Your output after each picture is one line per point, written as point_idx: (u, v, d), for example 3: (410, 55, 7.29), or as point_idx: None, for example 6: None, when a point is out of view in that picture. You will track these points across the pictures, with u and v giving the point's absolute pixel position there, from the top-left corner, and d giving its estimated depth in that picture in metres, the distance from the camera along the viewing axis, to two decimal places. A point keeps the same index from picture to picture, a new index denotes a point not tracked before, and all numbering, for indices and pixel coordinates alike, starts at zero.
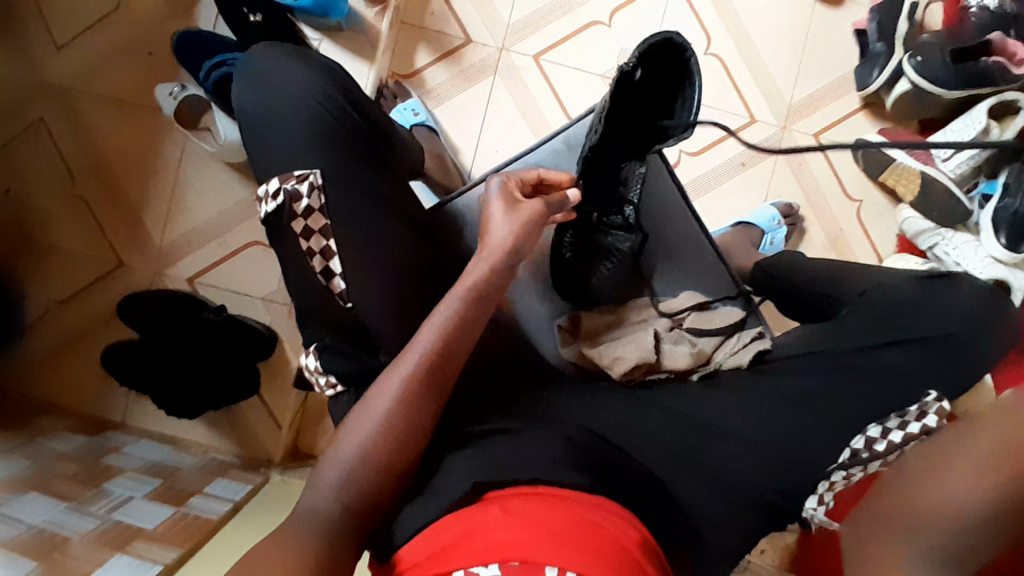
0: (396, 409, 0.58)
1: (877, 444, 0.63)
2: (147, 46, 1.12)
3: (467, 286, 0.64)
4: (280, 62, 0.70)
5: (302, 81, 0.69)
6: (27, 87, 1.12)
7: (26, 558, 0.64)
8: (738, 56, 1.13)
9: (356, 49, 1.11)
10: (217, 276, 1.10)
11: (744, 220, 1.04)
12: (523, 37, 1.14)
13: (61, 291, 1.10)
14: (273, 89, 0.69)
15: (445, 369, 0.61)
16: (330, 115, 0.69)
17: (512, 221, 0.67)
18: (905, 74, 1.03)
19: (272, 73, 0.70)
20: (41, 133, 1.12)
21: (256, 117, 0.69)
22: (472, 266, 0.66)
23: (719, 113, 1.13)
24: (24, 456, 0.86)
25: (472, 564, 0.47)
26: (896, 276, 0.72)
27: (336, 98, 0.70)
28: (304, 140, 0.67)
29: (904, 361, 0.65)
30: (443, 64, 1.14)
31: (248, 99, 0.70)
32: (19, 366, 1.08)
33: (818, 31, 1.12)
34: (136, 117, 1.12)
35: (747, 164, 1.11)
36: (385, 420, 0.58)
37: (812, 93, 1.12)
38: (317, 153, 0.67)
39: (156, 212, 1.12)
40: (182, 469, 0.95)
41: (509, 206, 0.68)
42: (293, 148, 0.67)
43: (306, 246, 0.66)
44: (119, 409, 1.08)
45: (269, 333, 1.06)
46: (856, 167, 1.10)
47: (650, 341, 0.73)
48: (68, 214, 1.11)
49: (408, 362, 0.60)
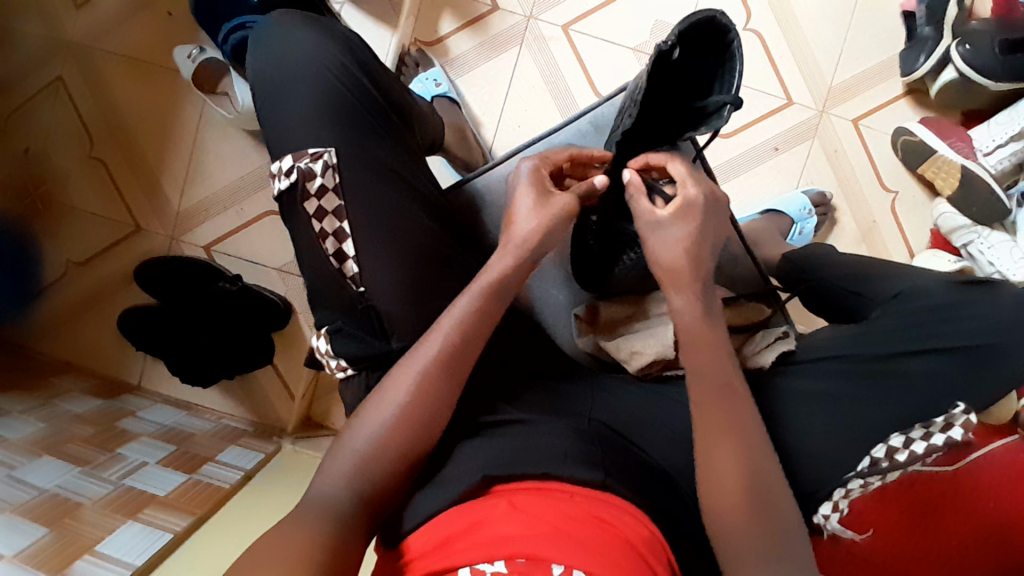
0: (410, 402, 0.57)
1: (899, 454, 0.62)
2: (167, 6, 1.09)
3: (488, 280, 0.62)
4: (297, 34, 0.68)
5: (320, 56, 0.67)
6: (46, 45, 1.11)
7: (36, 524, 0.66)
8: (778, 36, 1.08)
9: (379, 15, 1.09)
10: (233, 243, 1.09)
11: (775, 208, 1.00)
12: (553, 7, 1.09)
13: (79, 253, 1.10)
14: (291, 61, 0.67)
15: (454, 367, 0.59)
16: (348, 93, 0.67)
17: (539, 215, 0.65)
18: (952, 62, 0.98)
19: (289, 45, 0.67)
20: (59, 92, 1.11)
21: (272, 89, 0.67)
22: (489, 264, 0.63)
23: (753, 96, 1.08)
24: (39, 418, 0.88)
25: (477, 560, 0.46)
26: (931, 277, 0.68)
27: (355, 75, 0.68)
28: (323, 119, 0.65)
29: (934, 371, 0.63)
30: (467, 32, 1.10)
31: (265, 71, 0.68)
32: (36, 325, 1.09)
33: (865, 11, 1.07)
34: (154, 77, 1.10)
35: (781, 148, 1.07)
36: (396, 412, 0.57)
37: (853, 78, 1.07)
38: (334, 130, 0.65)
39: (174, 175, 1.10)
40: (195, 434, 0.96)
41: (539, 197, 0.66)
42: (308, 124, 0.65)
43: (319, 228, 0.65)
44: (135, 373, 1.08)
45: (284, 304, 1.05)
46: (895, 157, 1.06)
47: (669, 335, 0.71)
48: (85, 176, 1.11)
49: (424, 354, 0.59)
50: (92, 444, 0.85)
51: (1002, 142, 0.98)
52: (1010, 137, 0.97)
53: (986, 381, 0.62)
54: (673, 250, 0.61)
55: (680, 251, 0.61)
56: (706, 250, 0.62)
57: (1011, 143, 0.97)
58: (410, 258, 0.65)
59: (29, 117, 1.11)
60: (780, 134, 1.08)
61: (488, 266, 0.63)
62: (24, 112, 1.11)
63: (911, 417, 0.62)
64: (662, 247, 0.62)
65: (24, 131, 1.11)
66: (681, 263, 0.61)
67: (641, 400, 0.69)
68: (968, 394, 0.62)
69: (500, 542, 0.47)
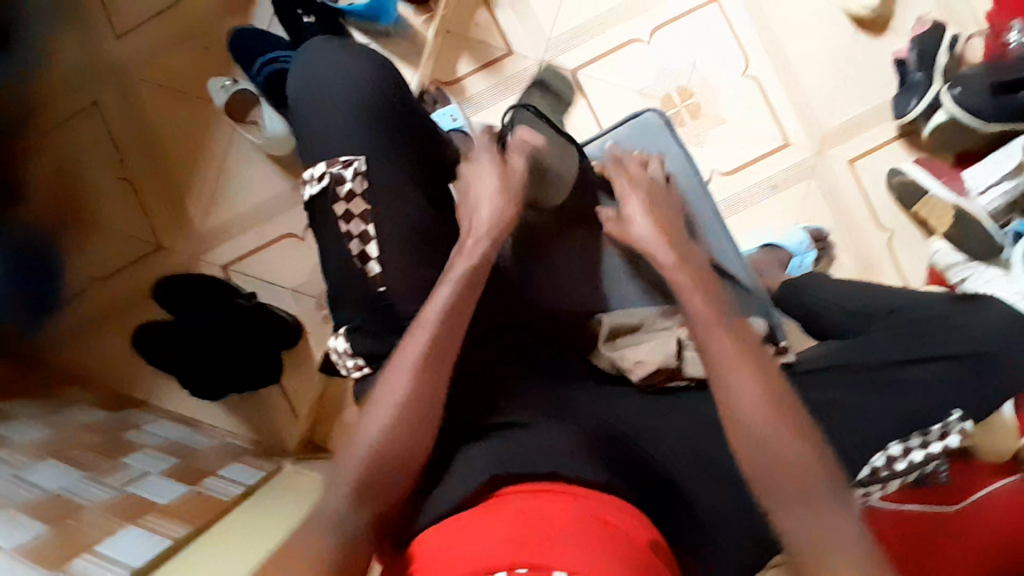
0: (416, 353, 0.60)
1: (897, 462, 0.63)
2: (204, 41, 1.17)
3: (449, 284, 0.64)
4: (335, 69, 0.72)
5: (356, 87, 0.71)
6: (83, 71, 1.17)
7: (38, 521, 0.67)
8: (775, 80, 1.14)
9: (402, 54, 1.16)
10: (252, 264, 1.13)
11: (775, 242, 1.04)
12: (563, 51, 1.16)
13: (101, 270, 1.14)
14: (333, 98, 0.71)
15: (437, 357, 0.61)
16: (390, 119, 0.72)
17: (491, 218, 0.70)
18: (943, 105, 1.04)
19: (328, 81, 0.72)
20: (93, 116, 1.17)
21: (321, 124, 0.72)
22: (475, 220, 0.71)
23: (751, 134, 1.13)
24: (48, 424, 0.89)
25: (477, 573, 0.46)
26: (927, 295, 0.72)
27: (394, 101, 0.73)
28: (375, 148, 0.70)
29: (933, 377, 0.65)
30: (482, 73, 1.17)
31: (308, 108, 0.73)
32: (55, 338, 1.12)
33: (858, 58, 1.13)
34: (189, 104, 1.16)
35: (780, 186, 1.12)
36: (416, 367, 0.60)
37: (846, 121, 1.13)
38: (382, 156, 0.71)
39: (199, 199, 1.15)
40: (199, 449, 0.96)
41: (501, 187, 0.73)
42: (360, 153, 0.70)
43: (346, 229, 0.69)
44: (145, 387, 1.10)
45: (293, 321, 1.07)
46: (890, 196, 1.10)
47: (672, 347, 0.72)
48: (112, 195, 1.16)
49: (384, 400, 0.59)
50: (96, 452, 0.85)
51: (995, 182, 1.02)
52: (1004, 175, 1.01)
53: (983, 384, 0.65)
54: (644, 223, 0.73)
55: (655, 229, 0.72)
56: (670, 219, 0.74)
57: (1004, 182, 1.01)
58: (495, 206, 0.71)
59: (64, 136, 1.17)
60: (779, 174, 1.12)
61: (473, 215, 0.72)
62: (54, 136, 1.17)
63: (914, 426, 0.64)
64: (637, 220, 0.74)
65: (56, 152, 1.17)
66: (639, 234, 0.72)
67: (643, 409, 0.68)
68: (965, 398, 0.65)
69: (502, 549, 0.47)
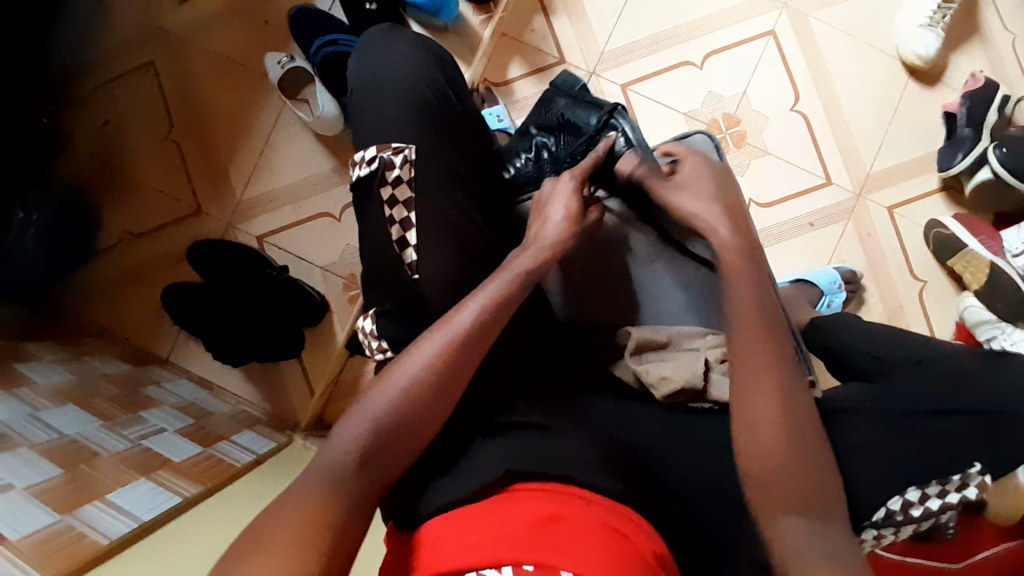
0: (455, 342, 0.59)
1: (914, 509, 0.63)
2: (263, 15, 1.18)
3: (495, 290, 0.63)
4: (397, 59, 0.74)
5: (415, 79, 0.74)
6: (142, 30, 1.19)
7: (54, 464, 0.68)
8: (822, 118, 1.14)
9: (457, 51, 1.18)
10: (284, 238, 1.14)
11: (804, 278, 1.04)
12: (615, 66, 1.17)
13: (138, 227, 1.17)
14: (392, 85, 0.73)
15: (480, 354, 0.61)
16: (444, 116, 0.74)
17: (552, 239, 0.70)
18: (988, 162, 1.03)
19: (388, 69, 0.74)
20: (147, 75, 1.19)
21: (375, 106, 0.74)
22: (543, 230, 0.71)
23: (791, 170, 1.13)
24: (71, 370, 0.91)
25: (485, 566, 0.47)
26: (956, 347, 0.70)
27: (449, 98, 0.75)
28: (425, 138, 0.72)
29: (956, 431, 0.64)
30: (533, 78, 1.18)
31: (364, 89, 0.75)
32: (87, 288, 1.15)
33: (908, 107, 1.13)
34: (241, 75, 1.18)
35: (815, 224, 1.12)
36: (455, 333, 0.59)
37: (889, 167, 1.13)
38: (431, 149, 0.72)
39: (241, 169, 1.17)
40: (213, 413, 0.97)
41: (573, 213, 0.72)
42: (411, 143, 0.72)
43: (389, 214, 0.70)
44: (167, 345, 1.12)
45: (321, 299, 1.09)
46: (925, 246, 1.10)
47: (699, 366, 0.70)
48: (156, 155, 1.18)
49: (409, 372, 0.58)
50: (113, 403, 0.87)
51: None
52: None
53: (1004, 445, 0.64)
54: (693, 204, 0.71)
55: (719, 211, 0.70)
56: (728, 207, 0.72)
57: None
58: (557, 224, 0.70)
59: (116, 92, 1.19)
60: (815, 212, 1.12)
61: (543, 222, 0.72)
62: (108, 90, 1.19)
63: (931, 475, 0.64)
64: (688, 198, 0.72)
65: (108, 107, 1.19)
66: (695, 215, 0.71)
67: (660, 424, 0.68)
68: (985, 455, 0.64)
69: (511, 544, 0.48)
